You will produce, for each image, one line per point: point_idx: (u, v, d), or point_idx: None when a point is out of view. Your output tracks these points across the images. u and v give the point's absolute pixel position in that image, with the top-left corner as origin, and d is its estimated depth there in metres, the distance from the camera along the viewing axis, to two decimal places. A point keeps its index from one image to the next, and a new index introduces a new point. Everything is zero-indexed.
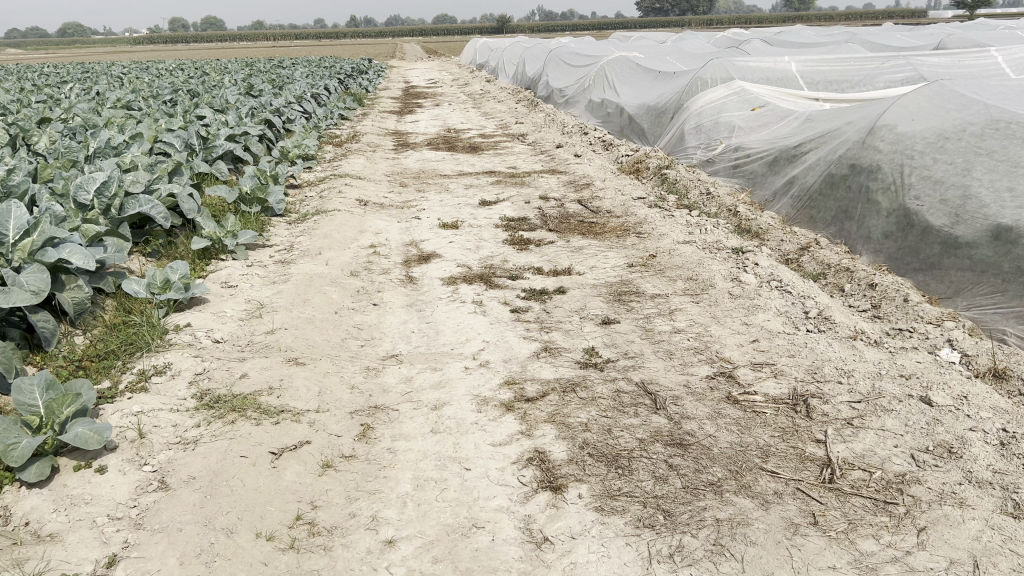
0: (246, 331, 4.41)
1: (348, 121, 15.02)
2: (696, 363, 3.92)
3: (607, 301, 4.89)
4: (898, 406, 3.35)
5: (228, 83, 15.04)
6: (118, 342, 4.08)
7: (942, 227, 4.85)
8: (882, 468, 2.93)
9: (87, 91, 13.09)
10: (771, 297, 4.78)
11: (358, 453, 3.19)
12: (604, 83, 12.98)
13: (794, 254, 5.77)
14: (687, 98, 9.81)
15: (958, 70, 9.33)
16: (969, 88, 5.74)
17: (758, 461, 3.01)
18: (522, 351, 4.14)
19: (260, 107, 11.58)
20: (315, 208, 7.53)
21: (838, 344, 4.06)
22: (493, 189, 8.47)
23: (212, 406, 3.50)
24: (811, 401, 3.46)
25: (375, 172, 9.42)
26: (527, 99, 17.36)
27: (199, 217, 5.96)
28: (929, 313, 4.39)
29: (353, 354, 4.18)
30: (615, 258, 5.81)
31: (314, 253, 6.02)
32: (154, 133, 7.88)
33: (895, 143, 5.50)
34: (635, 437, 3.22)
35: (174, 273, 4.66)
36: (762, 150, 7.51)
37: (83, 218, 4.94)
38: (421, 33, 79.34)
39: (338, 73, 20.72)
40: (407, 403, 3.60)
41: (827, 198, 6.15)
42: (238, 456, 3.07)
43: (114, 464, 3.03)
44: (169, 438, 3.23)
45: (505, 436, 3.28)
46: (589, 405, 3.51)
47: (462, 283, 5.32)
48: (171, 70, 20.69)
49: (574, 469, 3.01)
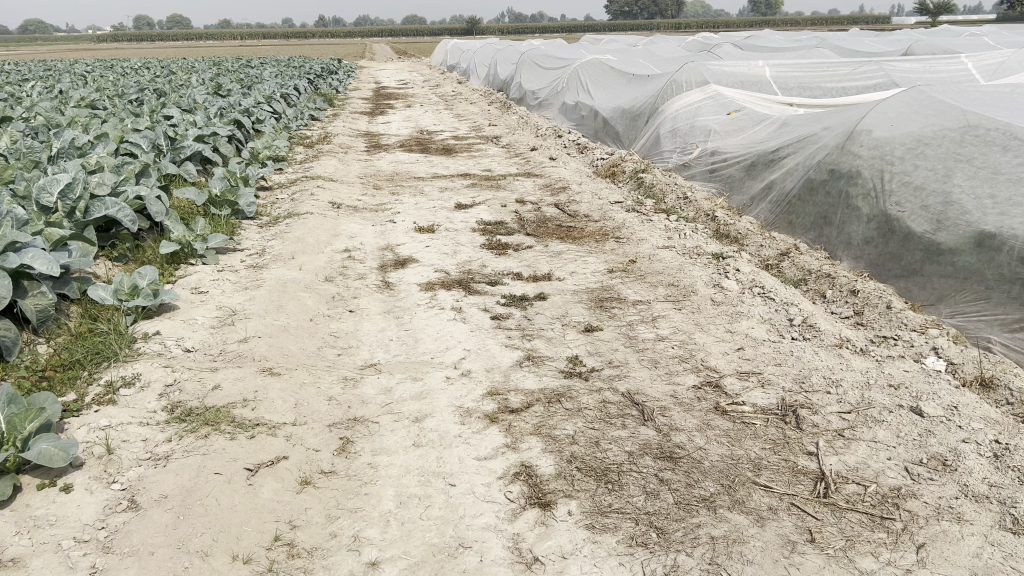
0: (218, 339, 4.27)
1: (318, 121, 14.85)
2: (681, 372, 3.85)
3: (589, 307, 4.81)
4: (889, 417, 3.31)
5: (195, 83, 14.75)
6: (84, 351, 3.91)
7: (924, 234, 4.83)
8: (877, 482, 2.88)
9: (50, 90, 12.76)
10: (754, 304, 4.73)
11: (338, 469, 3.07)
12: (578, 86, 12.93)
13: (774, 259, 5.73)
14: (662, 100, 9.77)
15: (929, 76, 9.39)
16: (947, 94, 5.74)
17: (751, 475, 2.95)
18: (504, 359, 4.04)
19: (229, 107, 11.37)
20: (287, 211, 7.37)
21: (825, 353, 4.01)
22: (469, 192, 8.36)
23: (183, 419, 3.36)
24: (800, 411, 3.41)
25: (348, 174, 9.27)
26: (500, 101, 17.27)
27: (168, 220, 5.79)
28: (913, 321, 4.37)
29: (330, 364, 4.05)
30: (595, 263, 5.74)
31: (287, 257, 5.87)
32: (120, 133, 7.67)
33: (875, 148, 5.48)
34: (624, 450, 3.14)
35: (143, 278, 4.50)
36: (739, 154, 7.48)
37: (45, 221, 4.76)
38: (391, 34, 79.15)
39: (307, 73, 20.47)
40: (387, 415, 3.48)
41: (806, 203, 6.12)
42: (212, 473, 2.94)
43: (80, 482, 2.89)
44: (138, 454, 3.09)
45: (490, 449, 3.18)
46: (575, 416, 3.42)
47: (440, 289, 5.21)
48: (137, 70, 20.35)
49: (562, 484, 2.92)
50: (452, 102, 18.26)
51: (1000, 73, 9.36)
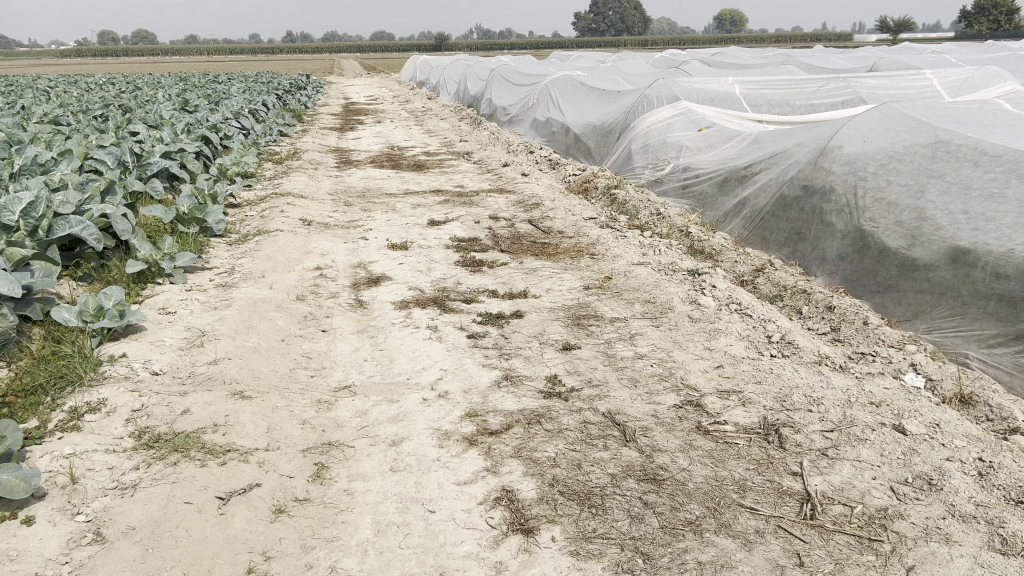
0: (187, 361, 4.15)
1: (287, 137, 14.70)
2: (661, 391, 3.79)
3: (566, 325, 4.76)
4: (872, 435, 3.28)
5: (162, 98, 14.57)
6: (46, 375, 3.78)
7: (899, 249, 4.84)
8: (863, 502, 2.85)
9: (11, 105, 12.50)
10: (732, 320, 4.70)
11: (313, 496, 2.97)
12: (548, 102, 12.95)
13: (749, 276, 5.73)
14: (634, 117, 9.80)
15: (896, 92, 9.51)
16: (917, 110, 5.79)
17: (736, 497, 2.90)
18: (482, 380, 3.97)
19: (196, 123, 11.21)
20: (257, 228, 7.25)
21: (804, 370, 3.99)
22: (442, 208, 8.30)
23: (152, 445, 3.24)
24: (782, 430, 3.37)
25: (318, 190, 9.16)
26: (470, 117, 17.26)
27: (134, 238, 5.65)
28: (891, 337, 4.38)
29: (303, 386, 3.95)
30: (571, 280, 5.70)
31: (256, 276, 5.77)
32: (84, 150, 7.52)
33: (848, 165, 5.51)
34: (607, 472, 3.08)
35: (108, 298, 4.37)
36: (711, 170, 7.50)
37: (6, 241, 4.62)
38: (359, 50, 79.23)
39: (276, 89, 20.30)
40: (363, 439, 3.40)
41: (780, 219, 6.13)
42: (181, 503, 2.83)
43: (43, 514, 2.77)
44: (104, 483, 2.97)
45: (469, 474, 3.11)
46: (556, 437, 3.36)
47: (415, 307, 5.13)
48: (101, 84, 20.04)
49: (545, 509, 2.85)
50: (422, 118, 18.22)
51: (965, 89, 9.54)
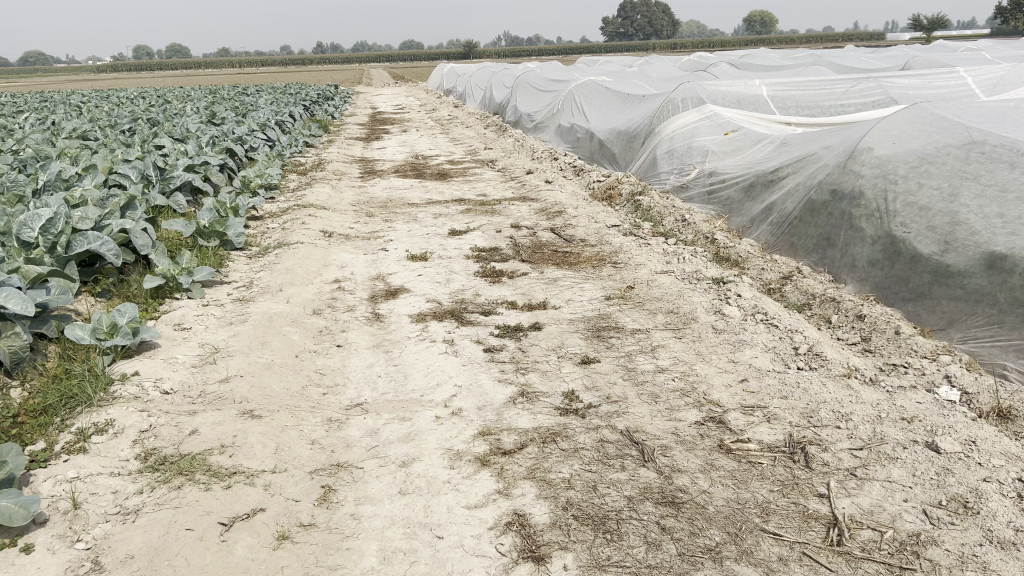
0: (198, 379, 4.09)
1: (313, 148, 14.73)
2: (683, 407, 3.65)
3: (585, 338, 4.63)
4: (904, 454, 3.12)
5: (190, 112, 14.69)
6: (57, 395, 3.73)
7: (931, 255, 4.67)
8: (894, 527, 2.69)
9: (43, 121, 12.67)
10: (757, 331, 4.54)
11: (318, 521, 2.88)
12: (574, 108, 12.82)
13: (776, 283, 5.56)
14: (659, 122, 9.66)
15: (929, 92, 9.22)
16: (950, 110, 5.59)
17: (758, 521, 2.76)
18: (497, 396, 3.85)
19: (222, 136, 11.25)
20: (277, 241, 7.21)
21: (832, 384, 3.82)
22: (464, 218, 8.21)
23: (157, 468, 3.17)
24: (809, 448, 3.22)
25: (341, 201, 9.12)
26: (496, 125, 17.17)
27: (153, 253, 5.62)
28: (924, 348, 4.21)
29: (315, 405, 3.86)
30: (592, 290, 5.57)
31: (274, 290, 5.71)
32: (108, 165, 7.53)
33: (878, 167, 5.32)
34: (623, 495, 2.95)
35: (122, 315, 4.32)
36: (737, 175, 7.33)
37: (24, 257, 4.58)
38: (387, 59, 79.70)
39: (304, 100, 20.41)
40: (372, 459, 3.30)
41: (808, 225, 5.95)
42: (182, 530, 2.75)
43: (42, 541, 2.71)
44: (107, 509, 2.90)
45: (480, 496, 3.00)
46: (571, 457, 3.24)
47: (432, 321, 5.04)
48: (132, 98, 20.29)
49: (558, 535, 2.73)
50: (448, 127, 18.18)
51: (1000, 88, 9.17)
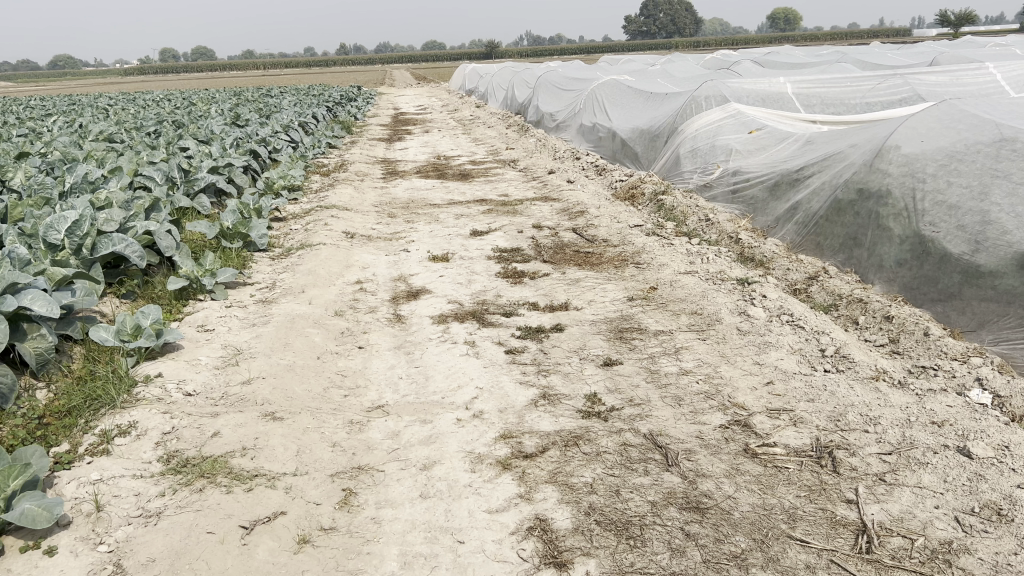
0: (221, 381, 4.09)
1: (335, 148, 14.79)
2: (707, 411, 3.60)
3: (608, 339, 4.59)
4: (934, 459, 3.06)
5: (214, 113, 14.79)
6: (82, 397, 3.74)
7: (961, 256, 4.59)
8: (925, 534, 2.64)
9: (70, 123, 12.80)
10: (783, 333, 4.47)
11: (339, 525, 2.86)
12: (596, 107, 12.77)
13: (802, 284, 5.49)
14: (683, 120, 9.59)
15: (957, 89, 9.07)
16: (980, 108, 5.50)
17: (785, 528, 2.71)
18: (519, 399, 3.82)
19: (245, 137, 11.32)
20: (300, 242, 7.22)
21: (860, 387, 3.76)
22: (486, 218, 8.19)
23: (179, 470, 3.17)
24: (836, 453, 3.17)
25: (363, 202, 9.13)
26: (517, 124, 17.16)
27: (177, 254, 5.64)
28: (954, 349, 4.13)
29: (336, 406, 3.86)
30: (614, 291, 5.52)
31: (297, 291, 5.72)
32: (133, 167, 7.58)
33: (906, 165, 5.24)
34: (647, 500, 2.91)
35: (146, 317, 4.33)
36: (762, 174, 7.25)
37: (50, 259, 4.61)
38: (409, 60, 79.97)
39: (326, 101, 20.50)
40: (394, 462, 3.29)
41: (834, 224, 5.87)
42: (204, 533, 2.75)
43: (65, 544, 2.71)
44: (129, 511, 2.90)
45: (502, 501, 2.97)
46: (594, 461, 3.20)
47: (453, 322, 5.02)
48: (158, 101, 20.47)
49: (580, 540, 2.70)
50: (470, 127, 18.13)
51: None
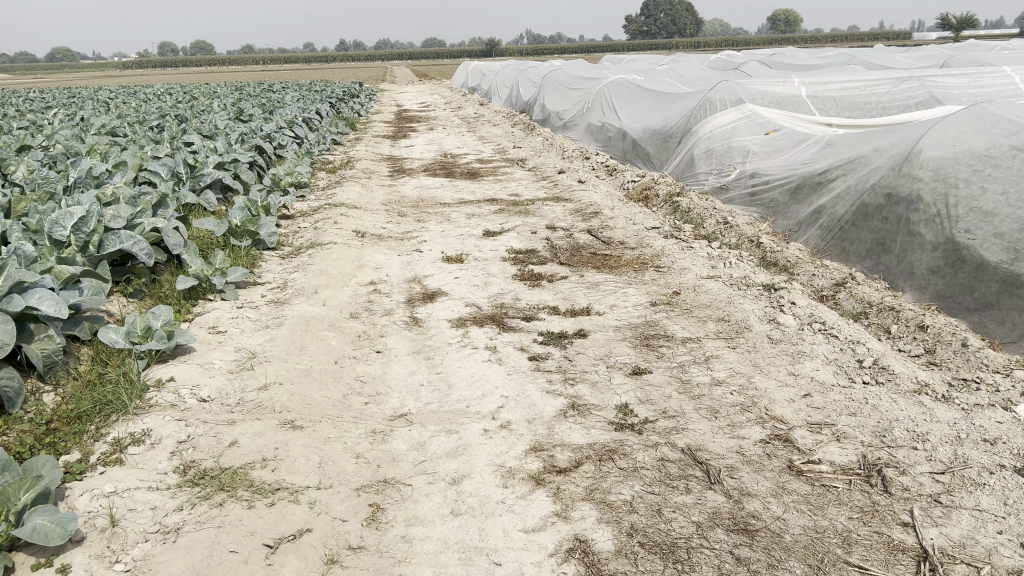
0: (236, 387, 3.93)
1: (340, 146, 14.56)
2: (745, 424, 3.46)
3: (634, 347, 4.44)
4: (991, 479, 2.92)
5: (217, 108, 14.56)
6: (91, 401, 3.57)
7: (999, 264, 4.46)
8: (991, 563, 2.50)
9: (71, 117, 12.62)
10: (816, 342, 4.33)
11: (368, 544, 2.72)
12: (604, 106, 12.62)
13: (829, 291, 5.35)
14: (696, 120, 9.44)
15: (975, 91, 8.93)
16: (1012, 111, 5.36)
17: (841, 553, 2.57)
18: (547, 409, 3.68)
19: (250, 133, 11.13)
20: (310, 241, 7.05)
21: (903, 401, 3.62)
22: (498, 218, 8.03)
23: (197, 483, 3.02)
24: (886, 472, 3.03)
25: (371, 200, 8.97)
26: (523, 123, 16.96)
27: (186, 253, 5.48)
28: (996, 362, 3.99)
29: (357, 415, 3.70)
30: (636, 295, 5.38)
31: (309, 292, 5.56)
32: (138, 161, 7.39)
33: (938, 170, 5.09)
34: (692, 520, 2.77)
35: (157, 319, 4.17)
36: (781, 177, 7.09)
37: (57, 257, 4.43)
38: (410, 57, 79.76)
39: (330, 98, 20.26)
40: (421, 476, 3.14)
41: (861, 230, 5.72)
42: (227, 552, 2.61)
43: (79, 562, 2.56)
44: (145, 527, 2.75)
45: (538, 519, 2.82)
46: (631, 477, 3.06)
47: (472, 326, 4.86)
48: (158, 95, 20.15)
49: (625, 564, 2.56)
50: (475, 125, 17.90)
51: None
